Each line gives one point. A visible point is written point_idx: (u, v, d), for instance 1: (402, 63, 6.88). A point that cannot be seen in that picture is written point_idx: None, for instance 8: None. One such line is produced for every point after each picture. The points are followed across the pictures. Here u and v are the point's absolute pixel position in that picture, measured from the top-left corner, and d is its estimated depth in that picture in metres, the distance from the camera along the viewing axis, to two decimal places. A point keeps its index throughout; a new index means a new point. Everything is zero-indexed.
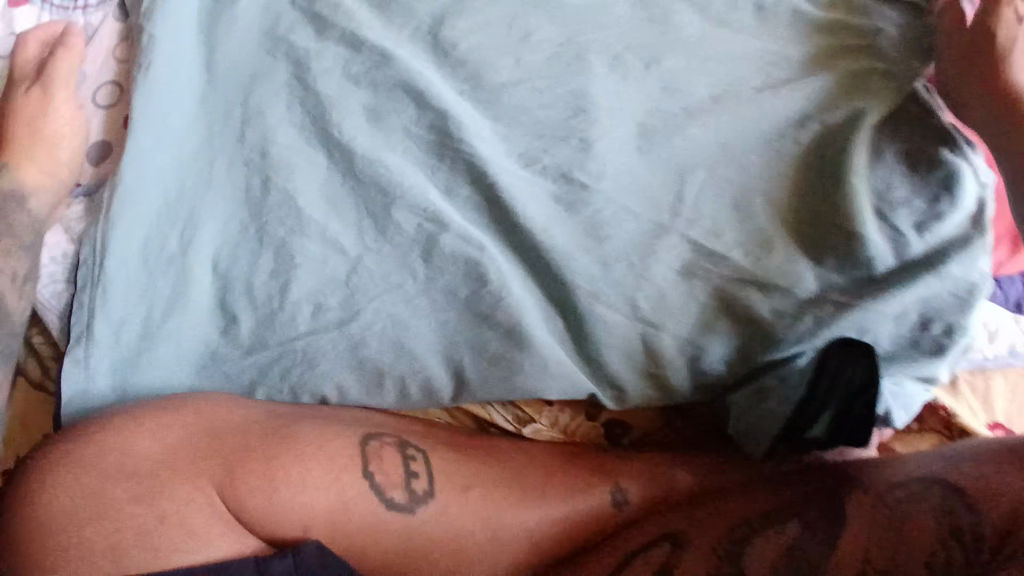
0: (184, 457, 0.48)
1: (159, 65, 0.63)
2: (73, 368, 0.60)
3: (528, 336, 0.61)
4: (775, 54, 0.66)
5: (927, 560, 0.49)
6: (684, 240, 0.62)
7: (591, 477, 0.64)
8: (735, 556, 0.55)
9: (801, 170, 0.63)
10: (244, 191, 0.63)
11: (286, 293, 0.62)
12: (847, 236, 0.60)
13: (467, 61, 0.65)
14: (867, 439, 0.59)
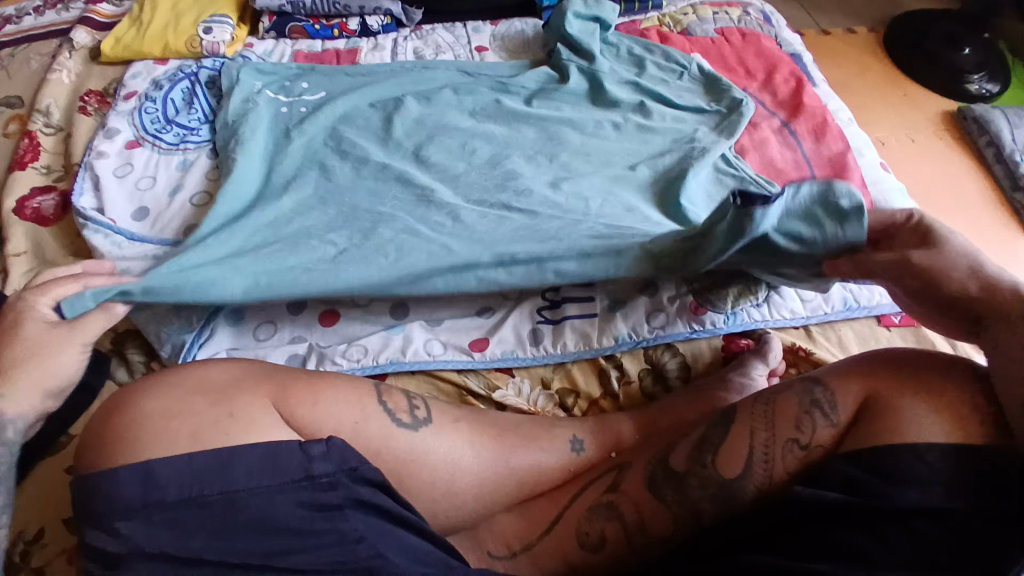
0: (250, 381, 0.63)
1: (234, 170, 0.92)
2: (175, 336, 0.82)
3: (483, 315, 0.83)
4: (627, 151, 1.02)
5: (796, 423, 0.67)
6: (592, 244, 0.88)
7: (554, 429, 0.81)
8: (664, 458, 0.73)
9: (667, 203, 0.95)
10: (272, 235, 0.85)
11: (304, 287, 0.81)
12: (700, 235, 0.90)
13: (432, 163, 0.97)
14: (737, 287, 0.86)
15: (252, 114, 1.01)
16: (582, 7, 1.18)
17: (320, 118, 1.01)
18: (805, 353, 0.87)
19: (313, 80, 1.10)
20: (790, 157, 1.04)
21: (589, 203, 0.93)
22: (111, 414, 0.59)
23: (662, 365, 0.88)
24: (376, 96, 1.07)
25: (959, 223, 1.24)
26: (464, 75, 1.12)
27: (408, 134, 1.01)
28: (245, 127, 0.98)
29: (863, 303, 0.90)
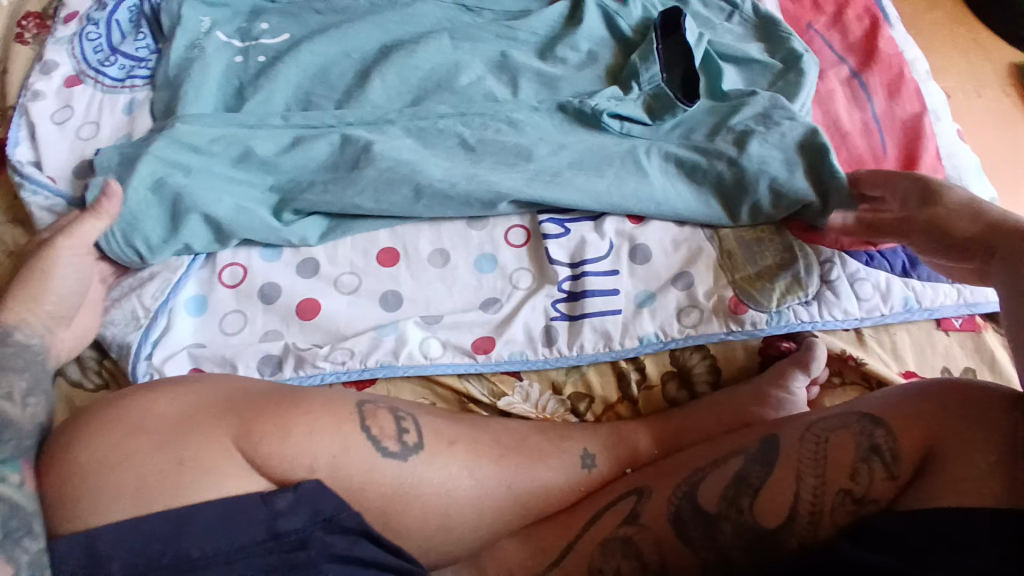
0: (204, 416, 0.56)
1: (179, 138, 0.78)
2: (128, 330, 0.73)
3: None
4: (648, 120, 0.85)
5: (850, 472, 0.58)
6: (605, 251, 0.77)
7: (565, 442, 0.72)
8: (691, 493, 0.64)
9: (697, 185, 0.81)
10: None
11: None
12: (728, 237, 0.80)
13: (422, 128, 0.82)
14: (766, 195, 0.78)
15: (200, 69, 0.84)
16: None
17: (285, 76, 0.85)
18: (854, 362, 0.76)
19: (273, 18, 0.91)
20: (858, 119, 0.85)
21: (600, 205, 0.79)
22: (59, 458, 0.55)
23: (689, 370, 0.78)
24: (353, 43, 0.88)
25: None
26: (460, 10, 0.93)
27: (389, 95, 0.85)
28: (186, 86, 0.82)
29: (925, 303, 0.78)
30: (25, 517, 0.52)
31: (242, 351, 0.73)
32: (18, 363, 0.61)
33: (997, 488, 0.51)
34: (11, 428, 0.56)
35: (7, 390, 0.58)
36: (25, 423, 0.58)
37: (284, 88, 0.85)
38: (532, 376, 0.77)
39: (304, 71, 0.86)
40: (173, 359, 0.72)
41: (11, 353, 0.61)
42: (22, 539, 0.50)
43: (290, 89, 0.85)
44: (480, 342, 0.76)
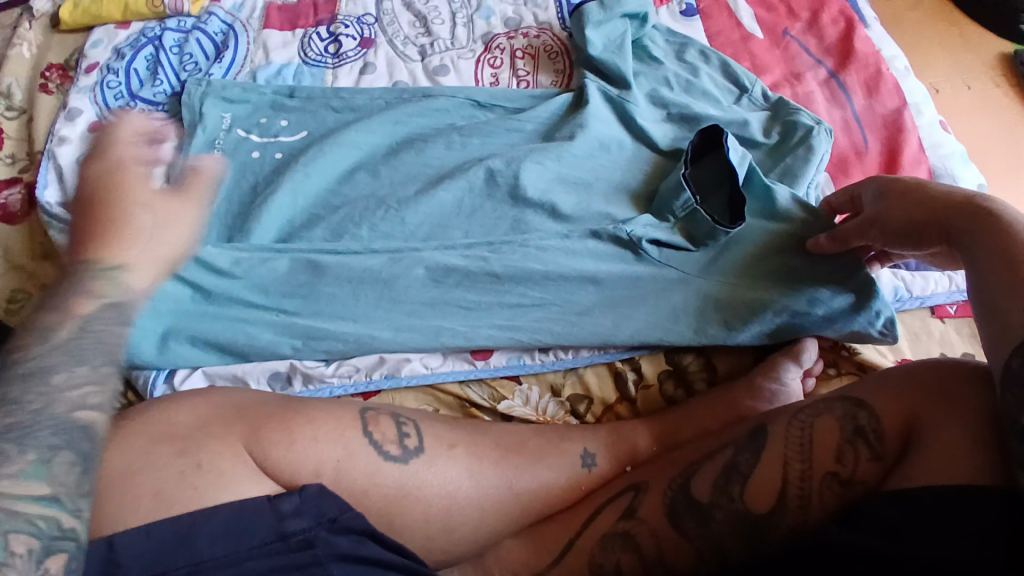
0: (215, 422, 0.60)
1: None
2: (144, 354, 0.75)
3: (482, 330, 0.77)
4: (625, 132, 0.88)
5: (836, 455, 0.59)
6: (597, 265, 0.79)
7: (565, 443, 0.74)
8: (686, 483, 0.65)
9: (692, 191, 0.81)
10: (231, 264, 0.77)
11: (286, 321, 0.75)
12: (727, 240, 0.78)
13: (417, 152, 0.86)
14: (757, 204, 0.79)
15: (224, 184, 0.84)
16: (601, 14, 0.91)
17: (286, 191, 0.82)
18: (847, 352, 0.77)
19: (276, 53, 0.96)
20: (838, 117, 0.87)
21: (589, 218, 0.82)
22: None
23: (684, 367, 0.81)
24: (365, 133, 0.87)
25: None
26: (473, 106, 0.90)
27: (399, 197, 0.83)
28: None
29: (915, 292, 0.79)
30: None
31: (252, 370, 0.75)
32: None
33: (980, 461, 0.52)
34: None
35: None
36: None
37: (291, 205, 0.82)
38: (533, 381, 0.79)
39: (322, 179, 0.84)
40: (189, 379, 0.75)
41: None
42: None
43: (297, 205, 0.82)
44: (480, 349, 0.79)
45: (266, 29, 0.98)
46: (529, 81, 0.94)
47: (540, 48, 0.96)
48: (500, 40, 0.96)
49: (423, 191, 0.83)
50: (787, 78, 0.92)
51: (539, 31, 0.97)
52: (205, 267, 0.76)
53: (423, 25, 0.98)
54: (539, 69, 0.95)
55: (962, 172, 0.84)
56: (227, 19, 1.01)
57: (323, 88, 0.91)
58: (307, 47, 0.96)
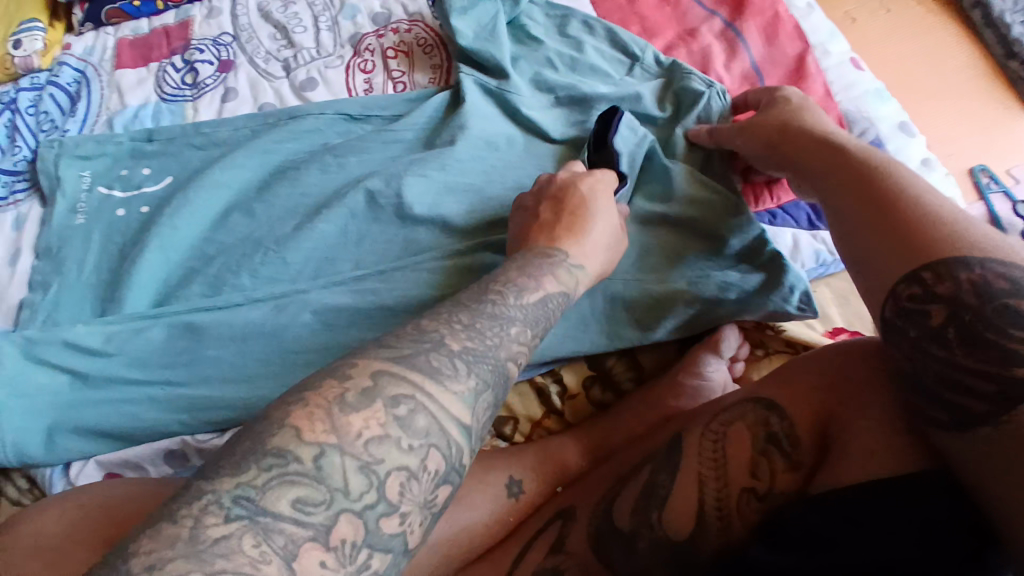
0: (85, 529, 0.55)
1: (66, 281, 0.76)
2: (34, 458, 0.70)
3: None
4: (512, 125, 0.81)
5: (751, 470, 0.54)
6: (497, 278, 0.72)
7: (487, 474, 0.70)
8: (610, 509, 0.61)
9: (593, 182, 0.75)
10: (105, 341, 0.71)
11: (172, 395, 0.70)
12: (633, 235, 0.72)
13: (292, 182, 0.79)
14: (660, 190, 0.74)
15: (93, 251, 0.78)
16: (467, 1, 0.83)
17: (154, 249, 0.75)
18: (772, 330, 0.72)
19: (132, 95, 0.88)
20: (738, 74, 0.80)
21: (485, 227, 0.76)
22: None
23: (610, 371, 0.75)
24: (233, 173, 0.80)
25: (972, 108, 0.98)
26: (347, 121, 0.83)
27: (277, 236, 0.76)
28: (68, 263, 0.77)
29: (838, 254, 0.73)
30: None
31: (146, 455, 0.70)
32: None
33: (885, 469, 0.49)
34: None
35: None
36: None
37: (164, 264, 0.76)
38: None
39: (193, 228, 0.78)
40: (84, 472, 0.70)
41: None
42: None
43: (172, 260, 0.76)
44: None
45: (119, 70, 0.91)
46: (405, 82, 0.87)
47: (412, 42, 0.88)
48: (369, 41, 0.89)
49: (304, 226, 0.77)
50: (680, 37, 0.84)
51: (409, 24, 0.90)
52: (77, 349, 0.70)
53: (284, 36, 0.90)
54: (414, 66, 0.87)
55: (878, 112, 0.77)
56: (79, 65, 0.92)
57: (183, 125, 0.84)
58: (162, 82, 0.88)
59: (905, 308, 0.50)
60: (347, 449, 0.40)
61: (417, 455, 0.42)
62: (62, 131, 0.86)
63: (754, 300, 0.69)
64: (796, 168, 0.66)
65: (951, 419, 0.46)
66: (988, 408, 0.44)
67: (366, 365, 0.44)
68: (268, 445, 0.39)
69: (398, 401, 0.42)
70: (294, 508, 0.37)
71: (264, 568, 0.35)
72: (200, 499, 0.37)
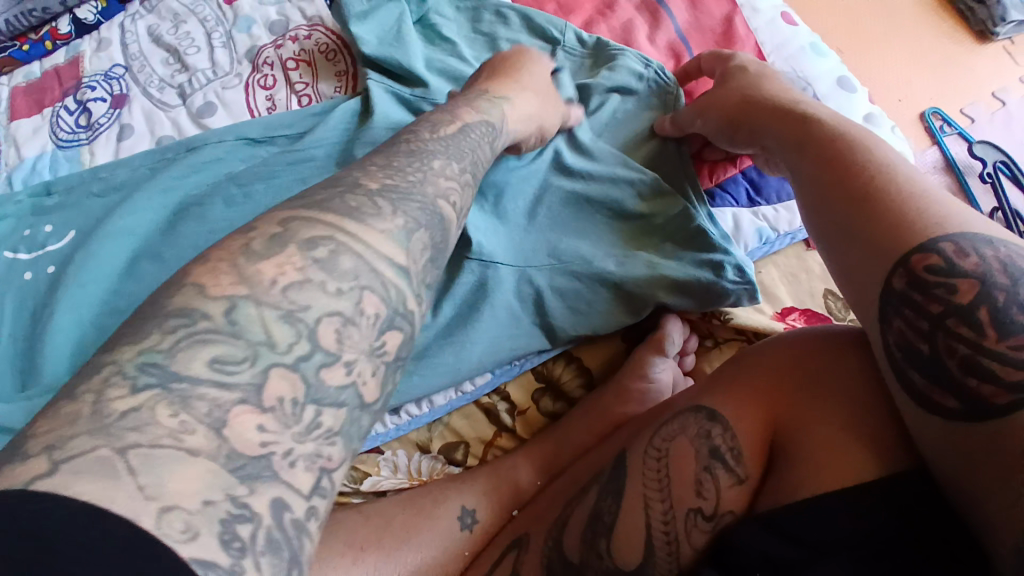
0: None
1: None
2: None
3: None
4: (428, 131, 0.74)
5: (695, 488, 0.50)
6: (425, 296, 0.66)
7: (438, 509, 0.66)
8: (559, 540, 0.58)
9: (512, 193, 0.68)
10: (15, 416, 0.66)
11: None
12: (560, 240, 0.66)
13: (201, 218, 0.74)
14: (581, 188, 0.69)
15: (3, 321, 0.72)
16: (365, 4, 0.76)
17: (65, 310, 0.70)
18: (720, 321, 0.67)
19: (28, 145, 0.83)
20: (663, 46, 0.74)
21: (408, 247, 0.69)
22: None
23: (558, 379, 0.72)
24: (136, 218, 0.74)
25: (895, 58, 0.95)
26: (250, 145, 0.77)
27: None
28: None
29: (782, 230, 0.68)
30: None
31: None
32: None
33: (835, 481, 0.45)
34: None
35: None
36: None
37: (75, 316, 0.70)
38: (395, 443, 0.70)
39: (102, 282, 0.72)
40: None
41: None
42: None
43: (83, 316, 0.71)
44: None
45: (13, 121, 0.85)
46: (310, 94, 0.81)
47: (314, 50, 0.82)
48: (266, 53, 0.82)
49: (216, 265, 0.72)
50: (599, 11, 0.77)
51: (309, 30, 0.84)
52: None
53: (177, 60, 0.84)
54: (318, 77, 0.81)
55: (817, 69, 0.70)
56: None
57: (81, 172, 0.78)
58: (57, 127, 0.83)
59: (888, 292, 0.46)
60: (262, 300, 0.38)
61: (349, 299, 0.40)
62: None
63: (700, 292, 0.64)
64: (757, 139, 0.62)
65: (919, 409, 0.44)
66: (961, 405, 0.41)
67: (273, 220, 0.42)
68: (169, 308, 0.37)
69: (317, 243, 0.41)
70: (212, 369, 0.35)
71: (186, 438, 0.33)
72: (100, 371, 0.34)
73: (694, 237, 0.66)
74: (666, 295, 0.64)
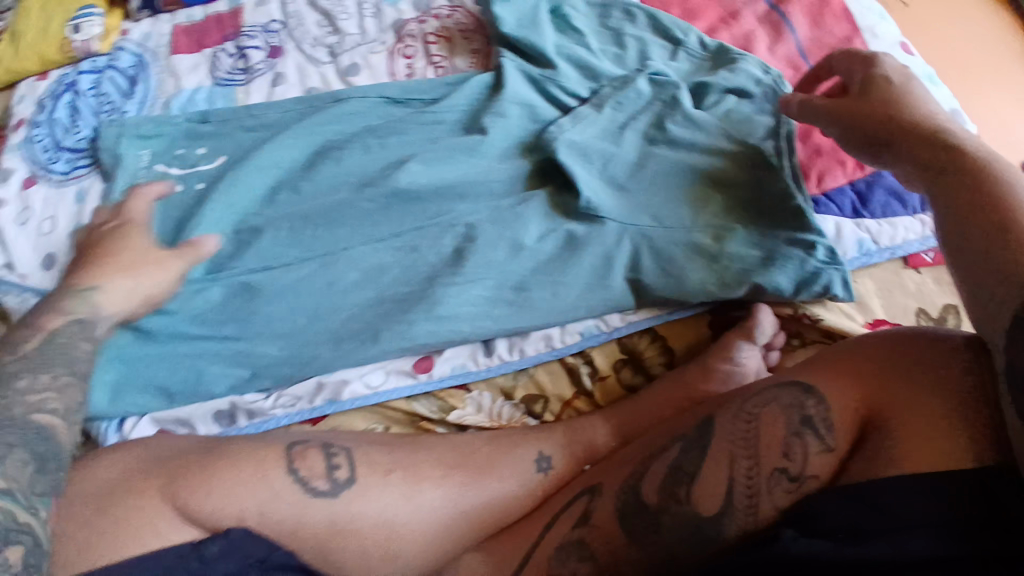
0: (139, 475, 0.59)
1: None
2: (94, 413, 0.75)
3: (410, 341, 0.72)
4: (553, 107, 0.80)
5: (783, 449, 0.54)
6: (529, 252, 0.73)
7: (517, 449, 0.71)
8: (635, 487, 0.62)
9: (622, 174, 0.74)
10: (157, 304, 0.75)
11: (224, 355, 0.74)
12: (667, 219, 0.72)
13: (338, 160, 0.81)
14: (688, 170, 0.73)
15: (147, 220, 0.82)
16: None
17: (210, 219, 0.79)
18: (810, 320, 0.70)
19: (187, 79, 0.92)
20: (783, 57, 0.79)
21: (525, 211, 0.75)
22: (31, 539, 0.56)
23: (640, 353, 0.76)
24: (279, 153, 0.83)
25: (978, 116, 1.02)
26: (389, 104, 0.84)
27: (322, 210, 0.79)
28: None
29: (883, 244, 0.72)
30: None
31: (195, 413, 0.74)
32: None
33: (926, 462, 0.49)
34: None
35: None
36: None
37: (218, 221, 0.80)
38: (483, 386, 0.76)
39: (246, 202, 0.81)
40: (138, 426, 0.74)
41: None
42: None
43: (222, 227, 0.79)
44: (421, 361, 0.76)
45: (175, 55, 0.94)
46: (446, 67, 0.87)
47: (453, 30, 0.89)
48: (411, 27, 0.90)
49: (346, 201, 0.79)
50: (723, 20, 0.82)
51: (451, 10, 0.91)
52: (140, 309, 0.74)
53: (330, 23, 0.92)
54: (454, 53, 0.88)
55: (931, 97, 0.74)
56: (137, 51, 0.96)
57: (234, 108, 0.86)
58: (216, 66, 0.91)
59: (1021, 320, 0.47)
60: None
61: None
62: (121, 112, 0.90)
63: (793, 279, 0.68)
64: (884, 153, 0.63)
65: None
66: None
67: None
68: None
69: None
70: None
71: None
72: None
73: (790, 226, 0.70)
74: (763, 276, 0.69)
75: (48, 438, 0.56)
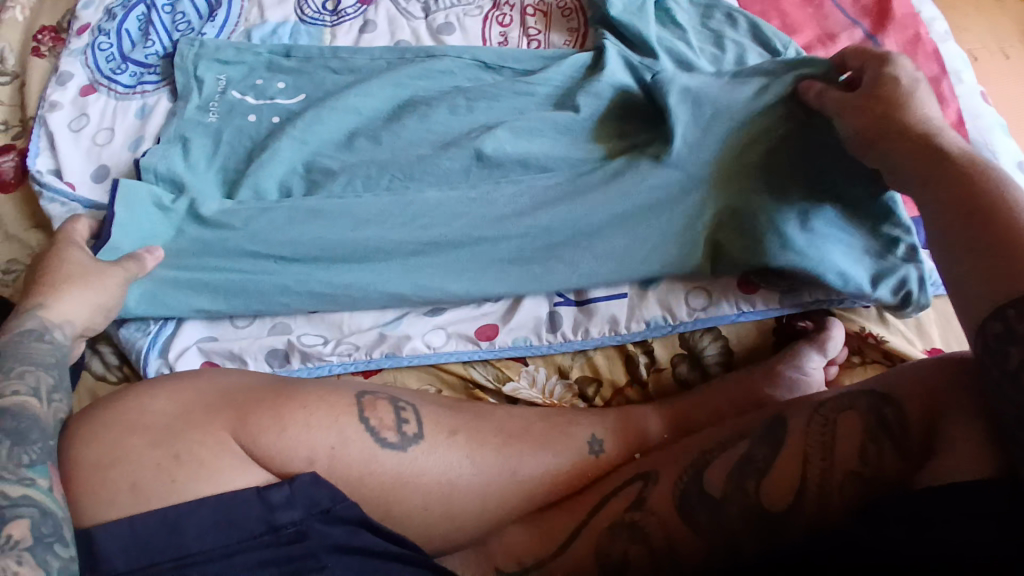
0: (208, 410, 0.57)
1: (191, 171, 0.78)
2: (138, 336, 0.73)
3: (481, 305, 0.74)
4: (647, 100, 0.82)
5: (859, 451, 0.56)
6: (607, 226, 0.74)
7: (572, 428, 0.70)
8: (698, 476, 0.62)
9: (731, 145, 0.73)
10: (226, 230, 0.74)
11: (287, 291, 0.73)
12: (772, 202, 0.72)
13: (426, 113, 0.81)
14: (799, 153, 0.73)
15: (217, 142, 0.81)
16: None
17: (283, 154, 0.78)
18: (873, 339, 0.74)
19: (273, 12, 0.91)
20: None
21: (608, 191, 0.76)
22: (92, 451, 0.54)
23: (699, 351, 0.76)
24: (367, 100, 0.82)
25: None
26: (480, 68, 0.85)
27: (402, 164, 0.79)
28: (195, 155, 0.79)
29: None
30: (56, 524, 0.49)
31: (248, 347, 0.73)
32: (48, 359, 0.59)
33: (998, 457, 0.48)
34: (36, 430, 0.53)
35: (33, 386, 0.56)
36: (49, 422, 0.55)
37: (294, 153, 0.79)
38: (540, 358, 0.76)
39: (325, 141, 0.81)
40: (184, 358, 0.72)
41: (42, 349, 0.59)
42: (52, 546, 0.48)
43: (294, 163, 0.79)
44: (484, 328, 0.75)
45: None
46: (540, 41, 0.89)
47: (552, 5, 0.91)
48: None
49: (425, 157, 0.79)
50: (819, 38, 0.86)
51: None
52: (204, 223, 0.74)
53: None
54: (551, 27, 0.90)
55: (1002, 146, 0.78)
56: None
57: (321, 47, 0.87)
58: (304, 4, 0.92)
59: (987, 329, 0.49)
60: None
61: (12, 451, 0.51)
62: (199, 33, 0.88)
63: (866, 276, 0.73)
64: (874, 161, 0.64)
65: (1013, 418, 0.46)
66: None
67: None
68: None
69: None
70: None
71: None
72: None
73: (867, 228, 0.74)
74: (844, 267, 0.72)
75: (24, 417, 0.54)
